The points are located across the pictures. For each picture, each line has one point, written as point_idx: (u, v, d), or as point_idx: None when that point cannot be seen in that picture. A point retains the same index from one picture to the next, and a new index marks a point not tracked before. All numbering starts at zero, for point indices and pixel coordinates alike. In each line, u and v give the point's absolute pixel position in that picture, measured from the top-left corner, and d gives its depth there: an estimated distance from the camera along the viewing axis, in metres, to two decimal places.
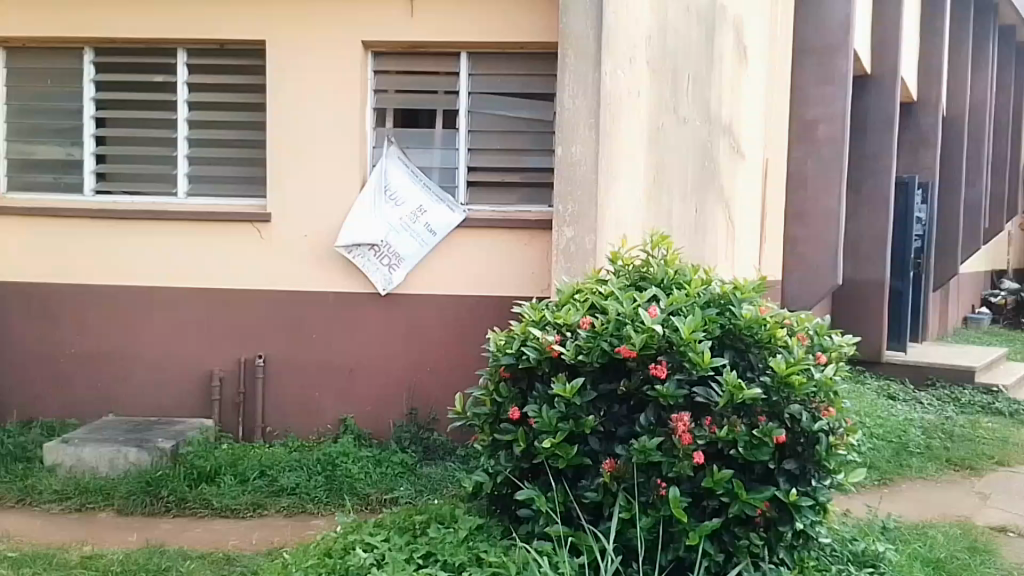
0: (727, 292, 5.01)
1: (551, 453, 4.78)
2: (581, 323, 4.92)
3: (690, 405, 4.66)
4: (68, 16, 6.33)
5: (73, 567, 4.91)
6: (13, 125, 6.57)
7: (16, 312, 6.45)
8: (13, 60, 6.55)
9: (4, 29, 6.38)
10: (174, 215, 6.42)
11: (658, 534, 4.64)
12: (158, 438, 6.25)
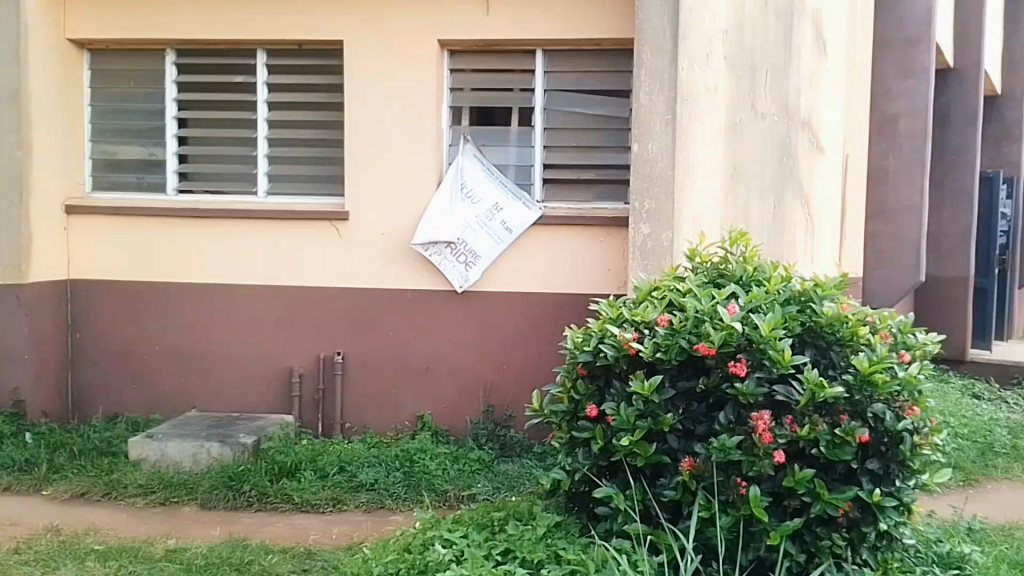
0: (807, 289, 4.72)
1: (629, 451, 4.60)
2: (659, 320, 4.68)
3: (770, 403, 4.44)
4: (152, 18, 6.39)
5: (158, 560, 4.99)
6: (96, 125, 6.63)
7: (100, 309, 6.51)
8: (96, 61, 6.61)
9: (86, 31, 6.41)
10: (256, 214, 6.46)
11: (739, 533, 4.46)
12: (240, 434, 6.31)
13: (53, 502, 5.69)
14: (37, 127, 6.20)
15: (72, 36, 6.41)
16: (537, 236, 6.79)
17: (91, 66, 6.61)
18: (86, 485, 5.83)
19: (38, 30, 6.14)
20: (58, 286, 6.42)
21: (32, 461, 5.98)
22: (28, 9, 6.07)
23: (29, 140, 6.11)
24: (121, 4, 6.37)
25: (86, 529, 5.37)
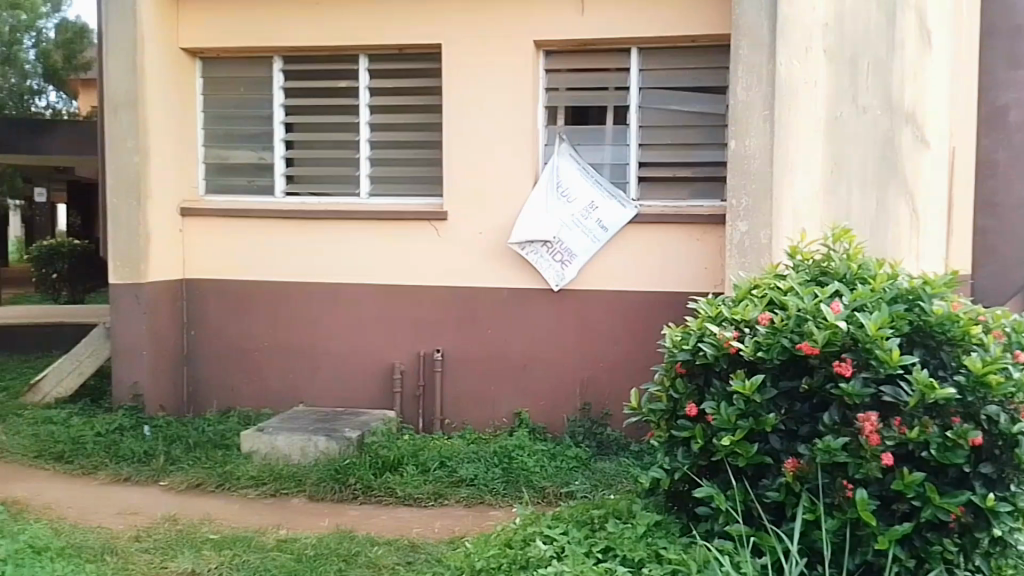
0: (915, 287, 4.40)
1: (729, 451, 4.35)
2: (759, 318, 4.40)
3: (876, 404, 4.17)
4: (261, 26, 6.61)
5: (270, 549, 5.20)
6: (207, 131, 6.89)
7: (213, 308, 6.77)
8: (207, 69, 6.87)
9: (200, 40, 6.66)
10: (360, 215, 6.64)
11: (845, 537, 4.20)
12: (345, 428, 6.48)
13: (171, 492, 5.93)
14: (154, 133, 6.45)
15: (185, 46, 6.67)
16: (633, 234, 6.79)
17: (203, 74, 6.87)
18: (201, 476, 6.07)
19: (153, 40, 6.40)
20: (174, 285, 6.70)
21: (151, 452, 6.23)
22: (145, 20, 6.33)
23: (147, 146, 6.38)
24: (231, 14, 6.61)
25: (202, 518, 5.61)
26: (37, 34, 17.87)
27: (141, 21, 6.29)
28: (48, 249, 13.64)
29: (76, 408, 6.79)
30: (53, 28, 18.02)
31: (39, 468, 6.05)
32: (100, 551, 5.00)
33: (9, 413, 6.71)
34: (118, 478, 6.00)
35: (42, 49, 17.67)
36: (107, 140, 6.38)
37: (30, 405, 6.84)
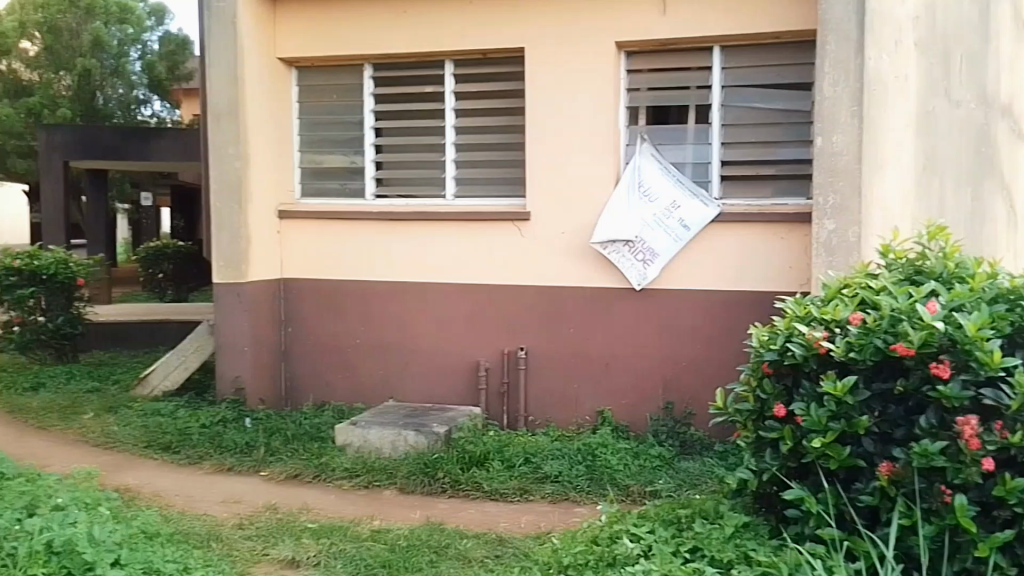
0: (1017, 287, 4.26)
1: (820, 454, 4.24)
2: (851, 318, 4.26)
3: (976, 407, 3.99)
4: (352, 35, 6.85)
5: (365, 539, 5.40)
6: (302, 137, 7.17)
7: (308, 306, 7.05)
8: (301, 77, 7.15)
9: (296, 50, 6.94)
10: (446, 217, 6.80)
11: (943, 543, 4.02)
12: (434, 423, 6.66)
13: (270, 482, 6.21)
14: (253, 139, 6.75)
15: (282, 55, 6.96)
16: (716, 234, 6.71)
17: (298, 82, 7.15)
18: (299, 467, 6.33)
19: (252, 50, 6.71)
20: (273, 284, 7.00)
21: (252, 443, 6.52)
22: (246, 32, 6.64)
23: (247, 152, 6.69)
24: (325, 24, 6.87)
25: (300, 508, 5.87)
26: (141, 46, 19.75)
27: (242, 33, 6.60)
28: (155, 250, 14.44)
29: (183, 400, 7.18)
30: (156, 40, 19.98)
31: (150, 456, 6.40)
32: (205, 538, 5.34)
33: (122, 404, 7.16)
34: (222, 468, 6.30)
35: (146, 62, 19.52)
36: (211, 147, 6.72)
37: (140, 397, 7.28)
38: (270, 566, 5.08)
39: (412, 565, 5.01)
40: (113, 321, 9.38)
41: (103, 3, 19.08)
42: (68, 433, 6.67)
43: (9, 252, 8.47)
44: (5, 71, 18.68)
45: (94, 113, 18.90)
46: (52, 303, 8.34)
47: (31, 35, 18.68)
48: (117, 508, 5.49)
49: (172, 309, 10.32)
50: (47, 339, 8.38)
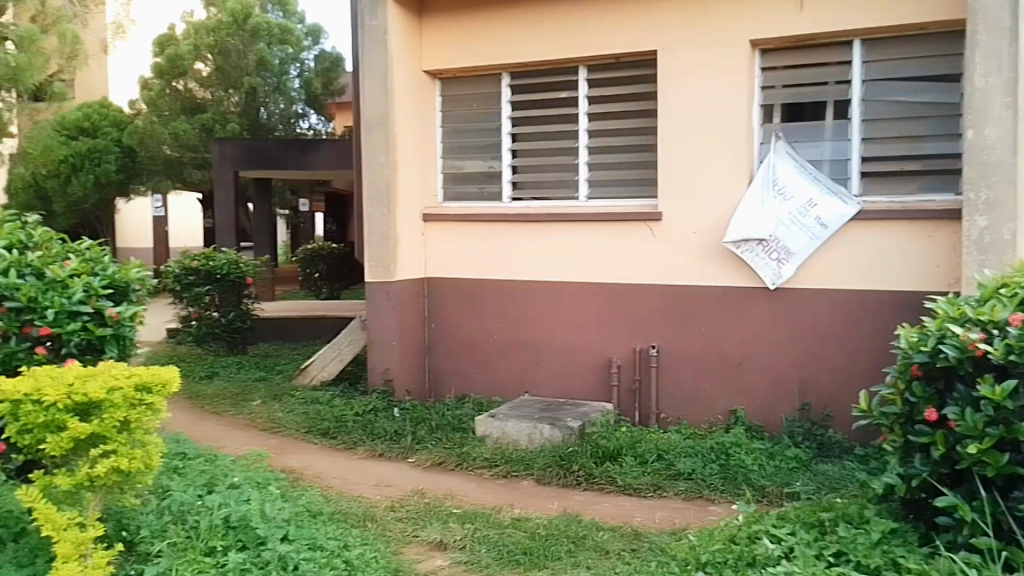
0: None
1: (976, 460, 4.10)
2: (1011, 319, 4.13)
3: None
4: (492, 47, 7.19)
5: (507, 526, 5.68)
6: (445, 144, 7.59)
7: (450, 304, 7.49)
8: (444, 88, 7.57)
9: (440, 63, 7.38)
10: (581, 218, 7.02)
11: None
12: (568, 418, 6.88)
13: (417, 468, 6.62)
14: (401, 149, 7.20)
15: (427, 68, 7.41)
16: (856, 233, 6.48)
17: (442, 93, 7.57)
18: (443, 455, 6.72)
19: (401, 65, 7.17)
20: (417, 282, 7.47)
21: (400, 431, 6.98)
22: (395, 48, 7.12)
23: (396, 161, 7.16)
24: (467, 37, 7.27)
25: (445, 494, 6.22)
26: (300, 64, 19.23)
27: (392, 48, 7.08)
28: (310, 252, 15.52)
29: (337, 390, 7.75)
30: (313, 58, 19.58)
31: (309, 441, 6.97)
32: (362, 518, 5.79)
33: (285, 392, 7.84)
34: (374, 453, 6.78)
35: (305, 78, 19.17)
36: (364, 156, 7.25)
37: (300, 386, 7.94)
38: (420, 547, 5.47)
39: (552, 553, 5.23)
40: (275, 316, 10.19)
41: (266, 23, 18.33)
42: (239, 417, 7.39)
43: (186, 254, 9.41)
44: (180, 90, 18.28)
45: (259, 128, 18.62)
46: (223, 301, 9.23)
47: (203, 57, 18.27)
48: (283, 487, 6.08)
49: (329, 307, 10.99)
50: (220, 332, 9.27)
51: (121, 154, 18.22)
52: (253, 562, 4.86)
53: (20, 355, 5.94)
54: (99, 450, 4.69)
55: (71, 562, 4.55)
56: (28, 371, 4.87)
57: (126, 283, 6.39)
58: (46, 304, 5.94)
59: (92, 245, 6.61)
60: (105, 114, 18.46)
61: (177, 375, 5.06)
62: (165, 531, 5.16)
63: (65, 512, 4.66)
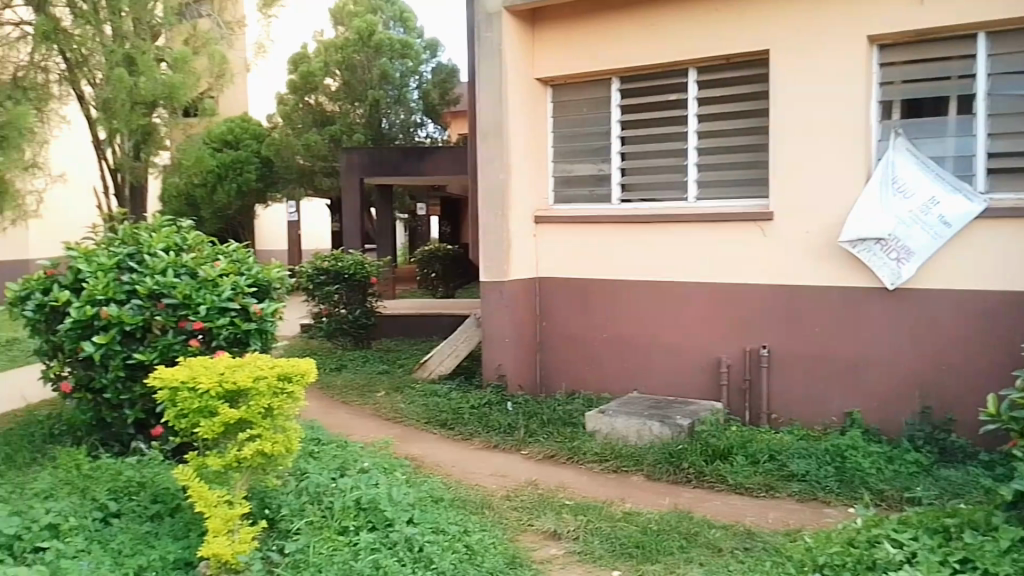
0: None
1: None
2: None
3: None
4: (602, 53, 7.42)
5: (618, 519, 5.85)
6: (555, 148, 7.90)
7: (560, 304, 7.80)
8: (556, 95, 7.89)
9: (551, 70, 7.69)
10: (690, 218, 7.14)
11: None
12: (677, 416, 6.99)
13: (530, 460, 6.89)
14: (514, 154, 7.54)
15: (539, 75, 7.74)
16: (982, 232, 6.22)
17: (553, 99, 7.89)
18: (554, 449, 6.97)
19: (515, 74, 7.52)
20: (530, 282, 7.82)
21: (513, 424, 7.31)
22: (510, 59, 7.48)
23: (510, 165, 7.50)
24: (578, 45, 7.53)
25: (557, 486, 6.46)
26: (418, 77, 19.97)
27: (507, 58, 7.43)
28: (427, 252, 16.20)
29: (454, 383, 8.20)
30: (432, 70, 20.30)
31: (429, 431, 7.41)
32: (479, 505, 6.11)
33: (406, 384, 8.36)
34: (489, 444, 7.11)
35: (423, 90, 19.90)
36: (479, 162, 7.64)
37: (420, 379, 8.43)
38: (535, 536, 5.72)
39: (664, 548, 5.35)
40: (395, 312, 10.81)
41: (388, 39, 19.39)
42: (364, 407, 7.95)
43: (319, 256, 10.11)
44: (311, 105, 19.40)
45: (382, 138, 19.42)
46: (350, 299, 9.90)
47: (332, 73, 19.44)
48: (408, 473, 6.50)
49: (446, 304, 11.45)
50: (347, 328, 9.95)
51: (261, 165, 19.70)
52: (383, 542, 5.30)
53: (177, 347, 6.45)
54: (246, 434, 5.19)
55: (220, 537, 5.03)
56: (184, 361, 5.46)
57: (267, 282, 7.00)
58: (199, 302, 6.50)
59: (236, 247, 7.20)
60: (246, 128, 19.91)
61: (313, 362, 5.49)
62: (303, 511, 5.64)
63: (216, 491, 5.17)
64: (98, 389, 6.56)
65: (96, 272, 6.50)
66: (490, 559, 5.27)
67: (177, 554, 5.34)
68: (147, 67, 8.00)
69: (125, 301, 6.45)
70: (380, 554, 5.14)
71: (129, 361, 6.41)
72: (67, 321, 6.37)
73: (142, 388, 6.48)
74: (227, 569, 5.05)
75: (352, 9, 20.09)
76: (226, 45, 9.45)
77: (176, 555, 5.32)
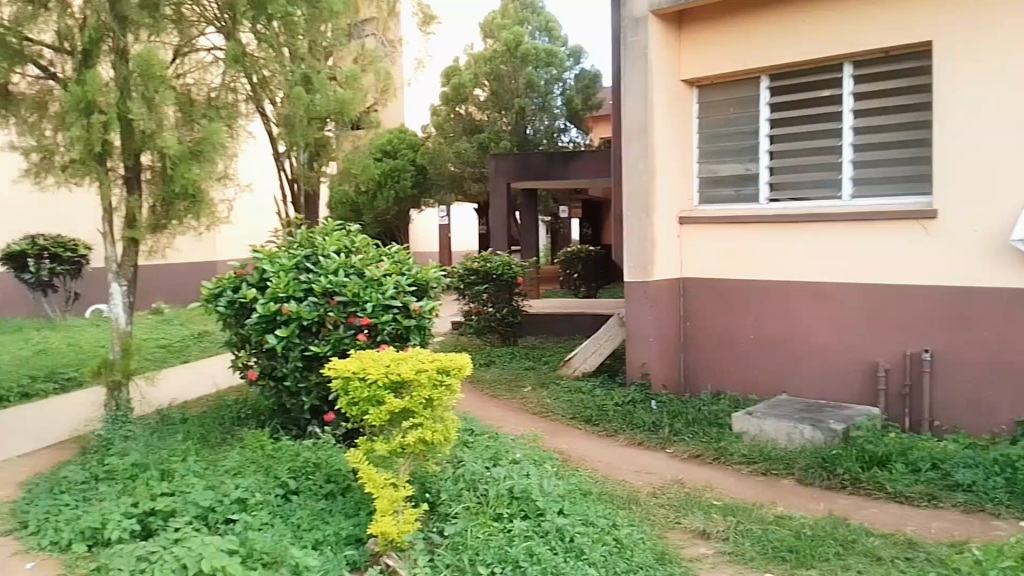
0: None
1: None
2: None
3: None
4: (751, 52, 7.56)
5: (770, 522, 5.81)
6: (702, 149, 8.13)
7: (707, 305, 8.00)
8: (701, 95, 8.13)
9: (699, 70, 7.94)
10: (846, 217, 7.10)
11: None
12: (831, 420, 6.91)
13: (676, 458, 7.02)
14: (659, 157, 7.81)
15: (684, 76, 8.02)
16: None
17: (698, 99, 8.14)
18: (701, 448, 7.07)
19: (661, 76, 7.78)
20: (675, 282, 8.09)
21: (658, 423, 7.48)
22: (656, 63, 7.75)
23: (655, 168, 7.79)
24: (723, 46, 7.73)
25: (704, 485, 6.52)
26: (563, 84, 20.67)
27: (651, 64, 7.73)
28: (571, 253, 16.54)
29: (598, 381, 8.54)
30: (574, 77, 20.92)
31: (575, 426, 7.71)
32: (627, 500, 6.27)
33: (553, 381, 8.79)
34: (634, 441, 7.34)
35: (567, 96, 20.64)
36: (625, 164, 7.96)
37: (566, 376, 8.82)
38: (683, 534, 5.78)
39: (820, 554, 5.24)
40: (541, 310, 11.31)
41: (534, 48, 20.13)
42: (512, 401, 8.42)
43: (468, 258, 10.63)
44: (462, 114, 20.28)
45: (527, 143, 20.24)
46: (497, 299, 10.33)
47: (481, 84, 20.28)
48: (557, 466, 6.75)
49: (591, 305, 11.73)
50: (494, 326, 10.42)
51: (416, 173, 20.59)
52: (535, 530, 5.49)
53: (347, 340, 6.99)
54: (409, 422, 5.41)
55: (387, 516, 5.33)
56: (353, 354, 5.68)
57: (425, 281, 7.50)
58: (366, 299, 7.05)
59: (398, 249, 7.79)
60: (404, 138, 20.86)
61: (470, 357, 5.58)
62: (460, 496, 5.95)
63: (382, 473, 5.46)
64: (279, 377, 7.23)
65: (278, 272, 7.19)
66: (640, 554, 5.34)
67: (350, 530, 5.69)
68: (323, 84, 8.24)
69: (302, 298, 7.08)
70: (534, 542, 5.31)
71: (306, 353, 7.03)
72: (255, 316, 7.04)
73: (317, 377, 7.10)
74: (393, 548, 5.35)
75: (499, 22, 20.60)
76: (389, 62, 9.71)
77: (348, 531, 5.67)
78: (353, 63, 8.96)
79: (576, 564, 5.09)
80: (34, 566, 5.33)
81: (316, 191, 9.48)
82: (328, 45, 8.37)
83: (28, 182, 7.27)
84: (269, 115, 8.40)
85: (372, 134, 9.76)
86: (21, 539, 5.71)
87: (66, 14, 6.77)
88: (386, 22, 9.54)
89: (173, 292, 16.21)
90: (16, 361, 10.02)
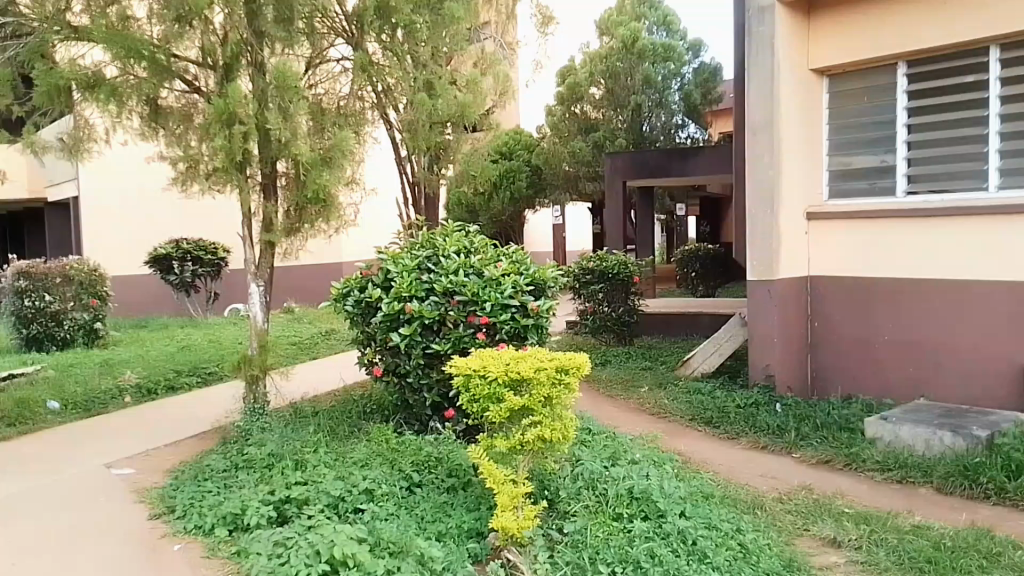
0: None
1: None
2: None
3: None
4: (885, 39, 7.41)
5: (906, 532, 5.42)
6: (832, 141, 8.07)
7: (838, 306, 7.96)
8: (832, 84, 8.06)
9: (830, 59, 7.87)
10: (989, 209, 6.88)
11: None
12: (972, 427, 6.56)
13: (804, 463, 6.80)
14: (784, 150, 7.78)
15: (813, 67, 7.99)
16: None
17: (829, 89, 8.08)
18: (830, 454, 6.80)
19: (786, 67, 7.73)
20: (802, 282, 8.10)
21: (784, 426, 7.35)
22: (781, 53, 7.70)
23: (780, 161, 7.75)
24: (860, 31, 7.58)
25: (834, 493, 6.17)
26: (680, 78, 20.57)
27: (778, 54, 7.67)
28: (687, 253, 16.32)
29: (718, 381, 8.62)
30: (692, 71, 20.80)
31: (694, 427, 7.74)
32: (752, 505, 6.00)
33: (670, 381, 8.94)
34: (758, 444, 7.20)
35: (685, 91, 20.50)
36: (750, 159, 7.97)
37: (684, 376, 8.98)
38: (813, 541, 5.45)
39: (961, 566, 4.87)
40: (657, 312, 11.45)
41: (651, 45, 19.95)
42: (630, 401, 8.61)
43: (583, 257, 10.97)
44: (577, 114, 20.44)
45: (643, 141, 20.02)
46: (613, 298, 10.61)
47: (597, 82, 20.38)
48: (677, 468, 6.57)
49: (705, 305, 11.87)
50: (610, 324, 10.73)
51: (531, 175, 20.82)
52: (657, 532, 5.22)
53: (466, 339, 7.11)
54: (528, 420, 5.16)
55: (507, 511, 5.07)
56: (475, 351, 5.49)
57: (543, 281, 7.63)
58: (485, 298, 7.15)
59: (516, 250, 7.98)
60: (519, 138, 21.09)
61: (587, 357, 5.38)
62: (580, 494, 5.74)
63: (502, 469, 5.20)
64: (401, 375, 7.45)
65: (402, 272, 7.47)
66: (766, 560, 5.05)
67: (470, 524, 5.58)
68: (444, 88, 8.41)
69: (424, 298, 7.27)
70: (654, 543, 5.04)
71: (427, 351, 7.19)
72: (379, 314, 7.30)
73: (438, 374, 7.28)
74: (513, 543, 5.10)
75: (617, 18, 20.62)
76: (507, 65, 9.81)
77: (469, 525, 5.56)
78: (473, 67, 9.16)
79: (699, 567, 4.83)
80: (181, 548, 5.49)
81: (436, 193, 9.79)
82: (448, 51, 8.44)
83: (175, 189, 7.84)
84: (392, 122, 8.95)
85: (487, 138, 9.97)
86: (168, 522, 5.93)
87: (208, 31, 6.97)
88: (504, 25, 9.49)
89: (308, 292, 17.18)
90: (164, 356, 10.89)
